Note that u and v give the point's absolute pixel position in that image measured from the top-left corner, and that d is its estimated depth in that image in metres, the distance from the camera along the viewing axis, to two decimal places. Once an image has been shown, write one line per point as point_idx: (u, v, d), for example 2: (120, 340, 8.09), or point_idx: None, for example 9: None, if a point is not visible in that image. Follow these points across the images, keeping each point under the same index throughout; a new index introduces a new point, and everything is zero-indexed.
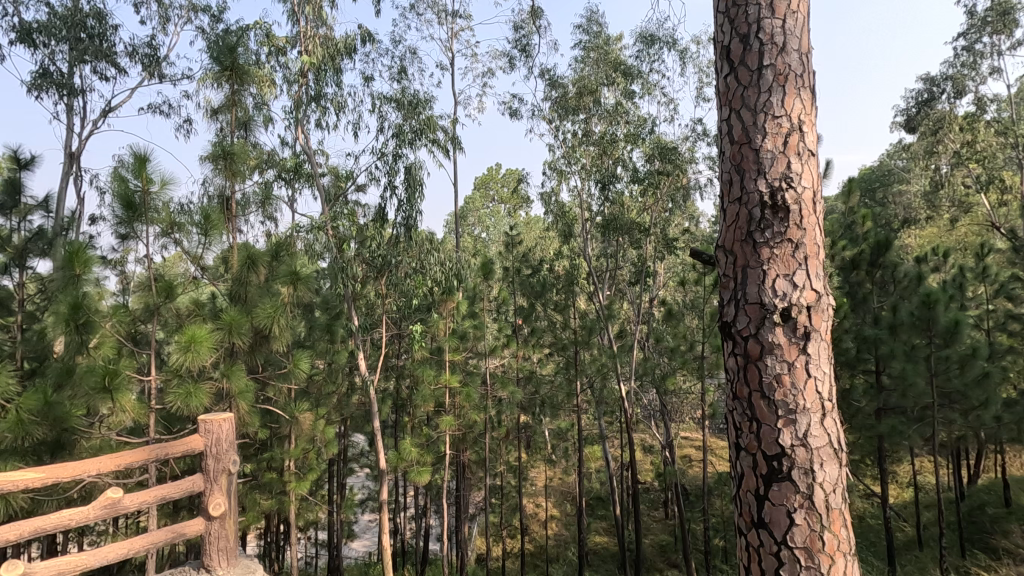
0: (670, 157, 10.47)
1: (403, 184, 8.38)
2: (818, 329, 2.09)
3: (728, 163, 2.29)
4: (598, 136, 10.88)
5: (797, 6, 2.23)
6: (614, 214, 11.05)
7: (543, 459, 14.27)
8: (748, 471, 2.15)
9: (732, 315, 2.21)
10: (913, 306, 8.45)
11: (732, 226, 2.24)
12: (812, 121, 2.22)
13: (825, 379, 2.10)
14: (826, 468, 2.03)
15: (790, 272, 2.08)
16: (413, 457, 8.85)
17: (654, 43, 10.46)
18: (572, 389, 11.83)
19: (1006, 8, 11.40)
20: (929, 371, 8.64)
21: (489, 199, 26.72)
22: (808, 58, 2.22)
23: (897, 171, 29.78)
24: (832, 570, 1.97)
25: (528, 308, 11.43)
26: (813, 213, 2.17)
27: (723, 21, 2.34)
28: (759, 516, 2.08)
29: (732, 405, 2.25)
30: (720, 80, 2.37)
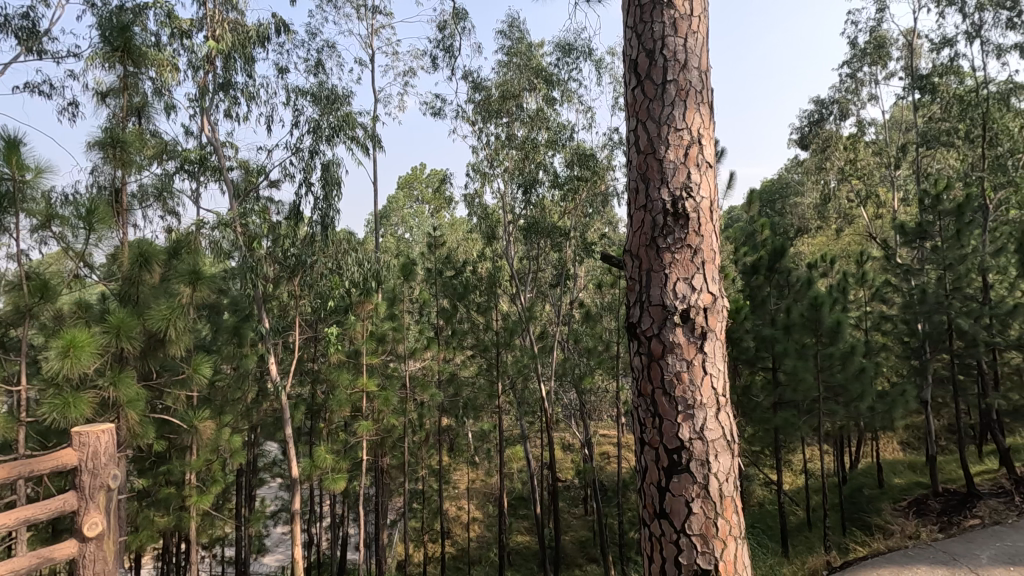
0: (588, 163, 10.88)
1: (320, 181, 8.08)
2: (714, 330, 2.24)
3: (635, 172, 2.41)
4: (521, 140, 11.02)
5: (697, 27, 2.38)
6: (535, 217, 11.23)
7: (466, 461, 14.26)
8: (652, 465, 2.26)
9: (637, 316, 2.32)
10: (802, 308, 9.25)
11: (638, 232, 2.35)
12: (710, 135, 2.38)
13: (720, 375, 2.25)
14: (720, 460, 2.18)
15: (689, 275, 2.22)
16: (328, 465, 8.48)
17: (573, 52, 10.79)
18: (494, 390, 11.88)
19: (881, 42, 12.77)
20: (816, 367, 9.45)
21: (412, 200, 26.42)
22: (706, 76, 2.38)
23: (792, 185, 32.60)
24: (725, 555, 2.11)
25: (451, 309, 11.36)
26: (710, 221, 2.32)
27: (631, 36, 2.45)
28: (660, 508, 2.20)
29: (637, 402, 2.36)
30: (628, 93, 2.48)
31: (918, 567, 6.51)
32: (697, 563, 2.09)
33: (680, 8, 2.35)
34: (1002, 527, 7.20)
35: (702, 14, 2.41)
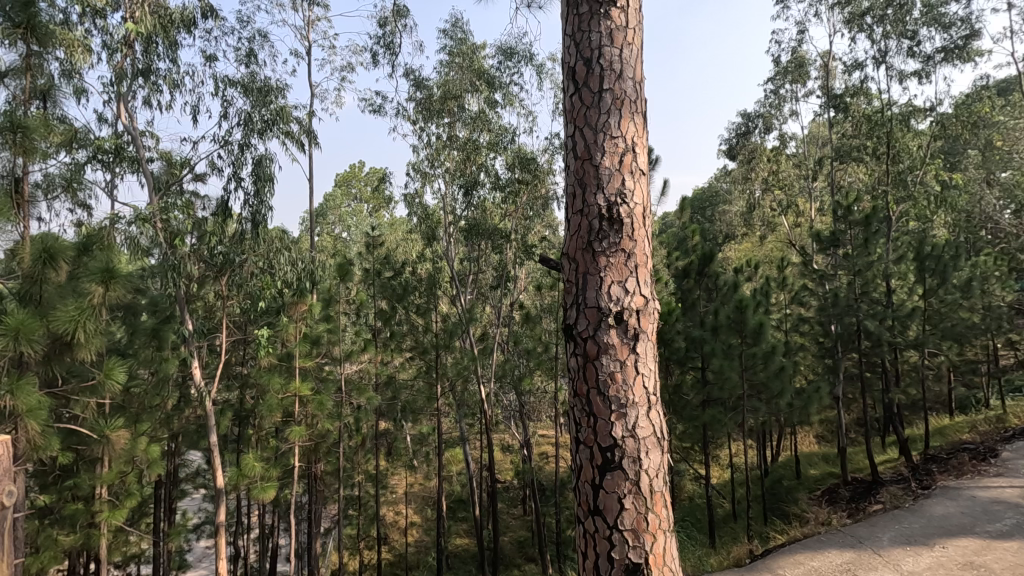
0: (529, 167, 11.04)
1: (250, 176, 7.73)
2: (646, 331, 2.32)
3: (573, 177, 2.46)
4: (462, 141, 10.99)
5: (633, 39, 2.46)
6: (477, 219, 11.23)
7: (404, 465, 14.01)
8: (586, 464, 2.31)
9: (574, 318, 2.37)
10: (728, 311, 9.80)
11: (575, 235, 2.41)
12: (643, 143, 2.47)
13: (651, 375, 2.33)
14: (650, 456, 2.26)
15: (623, 278, 2.30)
16: (257, 473, 8.07)
17: (514, 56, 10.89)
18: (433, 392, 11.75)
19: (801, 62, 13.66)
20: (741, 366, 9.97)
21: (350, 198, 25.82)
22: (641, 86, 2.46)
23: (721, 193, 34.36)
24: (655, 548, 2.19)
25: (389, 311, 11.16)
26: (643, 227, 2.41)
27: (569, 44, 2.51)
28: (594, 505, 2.26)
29: (573, 402, 2.41)
30: (567, 99, 2.54)
31: (829, 552, 7.00)
32: (629, 558, 2.16)
33: (616, 19, 2.42)
34: (901, 511, 7.85)
35: (638, 26, 2.49)
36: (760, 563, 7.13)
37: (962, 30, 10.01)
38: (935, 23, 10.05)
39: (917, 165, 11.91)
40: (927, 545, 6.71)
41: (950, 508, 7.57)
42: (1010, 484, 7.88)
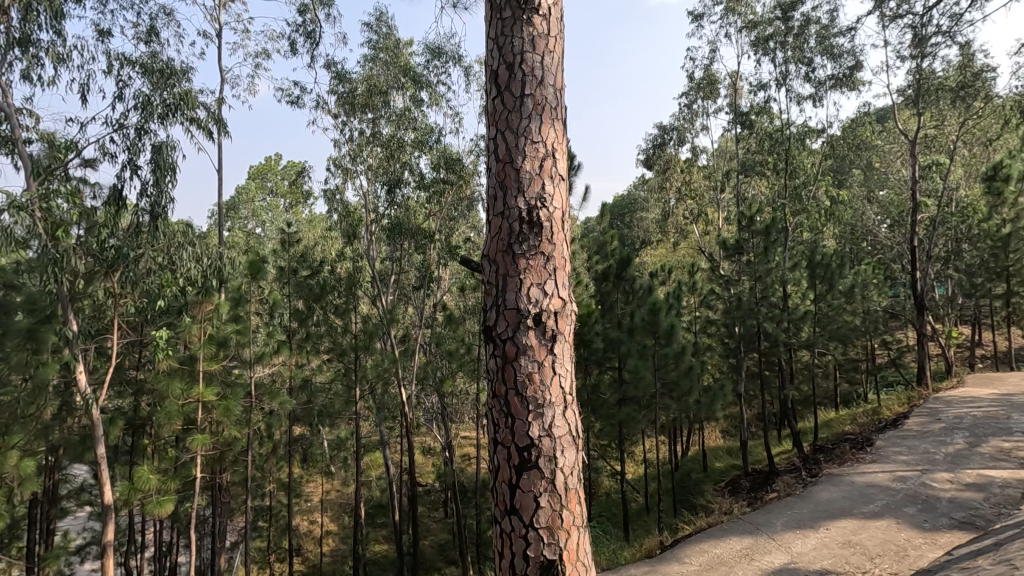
0: (454, 167, 10.97)
1: (149, 164, 7.12)
2: (563, 332, 2.37)
3: (494, 179, 2.48)
4: (385, 138, 10.75)
5: (554, 46, 2.51)
6: (399, 218, 11.06)
7: (319, 472, 13.46)
8: (503, 464, 2.34)
9: (493, 319, 2.39)
10: (644, 313, 10.28)
11: (496, 237, 2.42)
12: (563, 149, 2.53)
13: (568, 375, 2.39)
14: (566, 454, 2.31)
15: (541, 281, 2.34)
16: (152, 486, 7.42)
17: (442, 56, 10.82)
18: (351, 396, 11.35)
19: (712, 80, 14.56)
20: (654, 366, 10.44)
21: (265, 191, 24.66)
22: (561, 94, 2.52)
23: (638, 201, 36.04)
24: (569, 544, 2.25)
25: (305, 312, 10.66)
26: (561, 230, 2.46)
27: (492, 47, 2.52)
28: (511, 504, 2.28)
29: (491, 403, 2.41)
30: (489, 102, 2.55)
31: (730, 539, 7.50)
32: (544, 555, 2.20)
33: (538, 26, 2.46)
34: (792, 498, 8.54)
35: (558, 35, 2.55)
36: (669, 553, 7.52)
37: (849, 61, 11.09)
38: (827, 53, 11.07)
39: (810, 181, 13.05)
40: (814, 528, 7.36)
41: (833, 493, 8.34)
42: (882, 469, 8.79)
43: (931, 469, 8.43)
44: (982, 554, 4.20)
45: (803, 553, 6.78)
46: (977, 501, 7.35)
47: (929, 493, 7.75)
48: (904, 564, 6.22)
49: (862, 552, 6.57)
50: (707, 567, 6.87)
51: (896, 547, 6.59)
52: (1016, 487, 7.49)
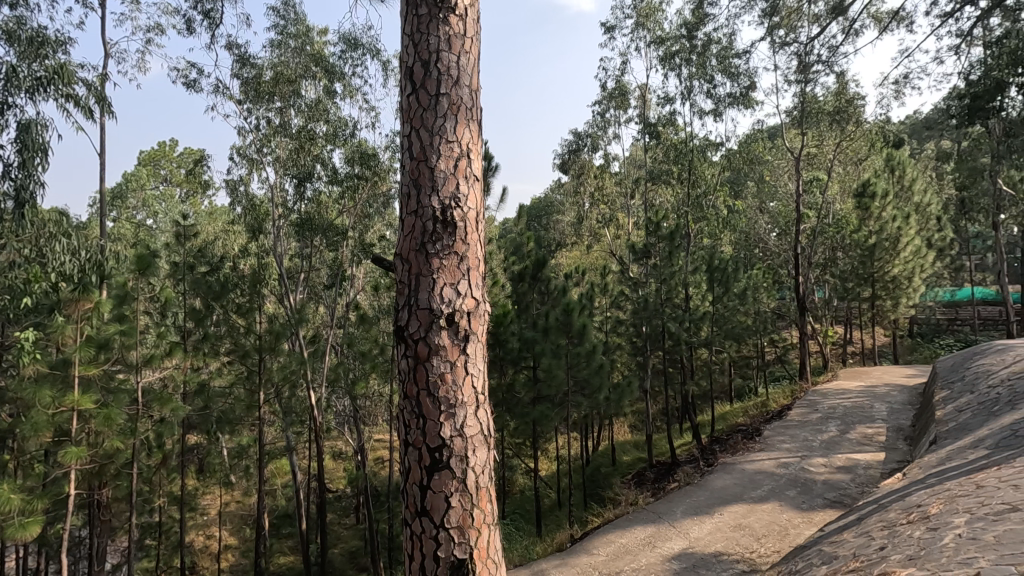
0: (369, 163, 10.65)
1: (12, 143, 6.30)
2: (476, 332, 2.38)
3: (407, 177, 2.44)
4: (295, 129, 10.26)
5: (470, 47, 2.51)
6: (310, 213, 10.63)
7: (217, 483, 12.57)
8: (414, 465, 2.31)
9: (405, 319, 2.35)
10: (557, 314, 10.55)
11: (408, 236, 2.40)
12: (478, 150, 2.54)
13: (480, 375, 2.40)
14: (477, 454, 2.32)
15: (455, 281, 2.34)
16: (14, 508, 6.56)
17: (358, 47, 10.49)
18: (254, 400, 10.67)
19: (623, 90, 15.21)
20: (567, 365, 10.71)
21: (157, 180, 22.68)
22: (477, 95, 2.54)
23: (555, 204, 36.92)
24: (479, 542, 2.26)
25: (203, 311, 9.89)
26: (476, 231, 2.47)
27: (407, 43, 2.48)
28: (421, 506, 2.27)
29: (402, 404, 2.38)
30: (404, 98, 2.51)
31: (634, 529, 7.91)
32: (454, 555, 2.21)
33: (454, 26, 2.46)
34: (691, 487, 9.12)
35: (475, 36, 2.55)
36: (578, 546, 7.82)
37: (744, 81, 12.02)
38: (726, 72, 11.95)
39: (710, 191, 14.01)
40: (710, 514, 7.90)
41: (726, 480, 9.00)
42: (768, 456, 9.61)
43: (808, 455, 9.33)
44: (847, 528, 4.71)
45: (699, 538, 7.27)
46: (845, 482, 8.23)
47: (808, 477, 8.57)
48: (784, 541, 6.82)
49: (751, 534, 7.14)
50: (613, 557, 7.22)
51: (779, 527, 7.22)
52: (876, 467, 8.48)
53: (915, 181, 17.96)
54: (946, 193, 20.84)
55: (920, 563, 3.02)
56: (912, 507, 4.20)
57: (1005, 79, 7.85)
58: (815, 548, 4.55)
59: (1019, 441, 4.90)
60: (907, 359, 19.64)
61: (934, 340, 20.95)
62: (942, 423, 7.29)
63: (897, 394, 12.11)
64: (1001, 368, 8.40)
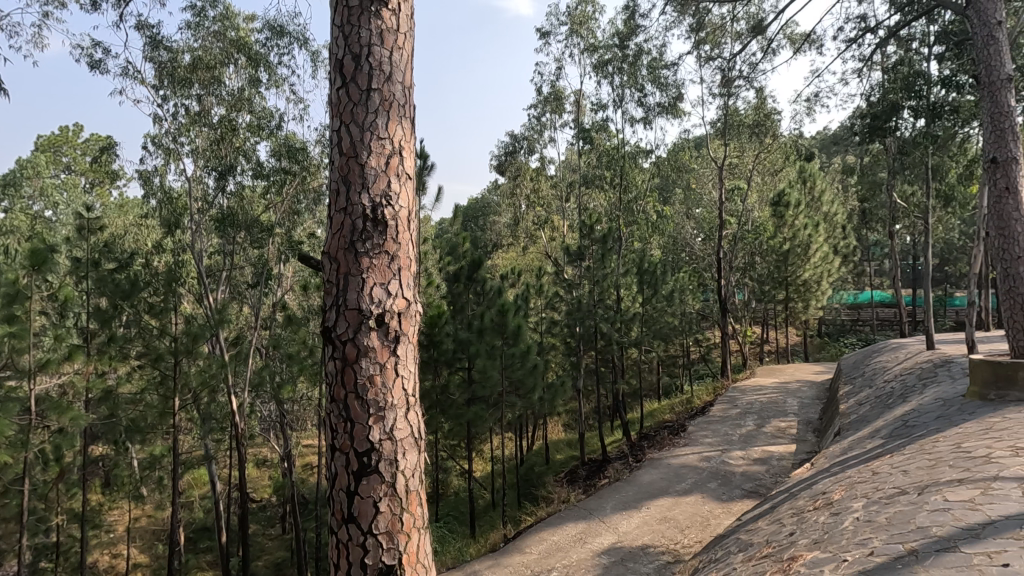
0: (297, 157, 10.23)
1: None
2: (406, 334, 2.34)
3: (336, 173, 2.37)
4: (216, 118, 9.69)
5: (403, 43, 2.47)
6: (232, 208, 10.07)
7: (126, 497, 11.64)
8: (341, 470, 2.23)
9: (332, 319, 2.28)
10: (492, 314, 10.56)
11: (337, 235, 2.32)
12: (411, 148, 2.50)
13: (412, 376, 2.36)
14: (407, 457, 2.28)
15: (385, 280, 2.28)
16: None
17: (284, 36, 10.06)
18: (168, 406, 9.95)
19: (558, 95, 15.48)
20: (501, 365, 10.75)
21: (58, 168, 20.77)
22: (410, 92, 2.49)
23: (491, 205, 37.00)
24: (409, 547, 2.21)
25: (110, 311, 9.13)
26: (408, 230, 2.42)
27: (338, 35, 2.40)
28: (348, 512, 2.20)
29: (329, 408, 2.29)
30: (333, 92, 2.43)
31: (566, 526, 8.06)
32: (382, 561, 2.15)
33: (387, 21, 2.40)
34: (620, 483, 9.40)
35: (409, 32, 2.50)
36: (511, 545, 7.91)
37: (672, 92, 12.56)
38: (656, 82, 12.43)
39: (641, 197, 14.53)
40: (637, 508, 8.18)
41: (654, 475, 9.35)
42: (692, 451, 10.07)
43: (728, 449, 9.86)
44: (760, 517, 5.01)
45: (628, 532, 7.51)
46: (761, 473, 8.75)
47: (727, 469, 9.05)
48: (706, 532, 7.14)
49: (675, 525, 7.43)
50: (545, 554, 7.34)
51: (701, 518, 7.56)
52: (788, 458, 9.08)
53: (823, 193, 19.42)
54: (850, 204, 22.65)
55: (824, 546, 3.26)
56: (817, 494, 4.53)
57: (899, 102, 8.67)
58: (733, 537, 4.81)
59: (908, 430, 5.41)
60: (816, 357, 21.19)
61: (839, 339, 22.75)
62: (845, 416, 7.92)
63: (808, 390, 13.02)
64: (895, 364, 9.25)
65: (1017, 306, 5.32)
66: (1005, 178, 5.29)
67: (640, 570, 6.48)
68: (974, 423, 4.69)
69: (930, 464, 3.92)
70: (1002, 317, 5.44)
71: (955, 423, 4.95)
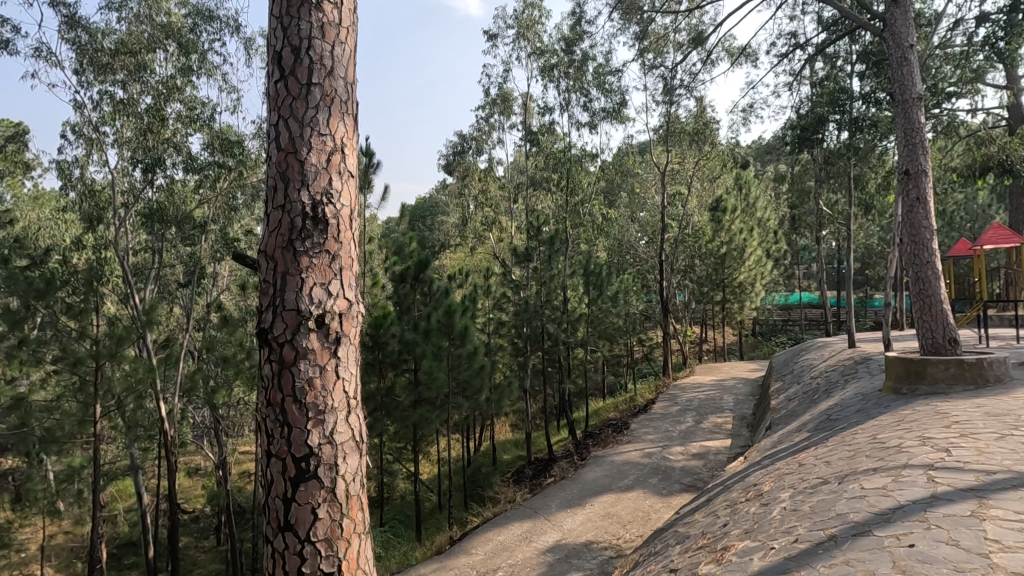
0: (233, 150, 9.79)
1: None
2: (348, 335, 2.28)
3: (274, 169, 2.29)
4: (143, 107, 9.13)
5: (346, 38, 2.41)
6: (162, 203, 9.51)
7: (39, 513, 10.76)
8: (277, 477, 2.16)
9: (268, 321, 2.20)
10: (439, 315, 10.48)
11: (274, 233, 2.24)
12: (354, 146, 2.44)
13: (353, 380, 2.31)
14: (348, 461, 2.23)
15: (326, 281, 2.22)
16: None
17: (213, 21, 9.61)
18: (88, 414, 9.31)
19: (506, 97, 15.55)
20: (447, 366, 10.68)
21: None
22: (352, 89, 2.43)
23: (440, 205, 36.72)
24: (349, 553, 2.16)
25: (21, 313, 8.43)
26: (351, 229, 2.37)
27: (276, 26, 2.32)
28: (285, 520, 2.12)
29: (265, 412, 2.21)
30: (271, 84, 2.34)
31: (512, 526, 8.12)
32: (320, 569, 2.09)
33: (328, 14, 2.34)
34: (566, 481, 9.54)
35: (351, 26, 2.45)
36: (457, 547, 7.89)
37: (616, 97, 12.87)
38: (601, 88, 12.69)
39: (586, 200, 14.81)
40: (582, 506, 8.33)
41: (597, 472, 9.56)
42: (635, 447, 10.35)
43: (669, 445, 10.19)
44: (697, 509, 5.21)
45: (572, 529, 7.63)
46: (699, 467, 9.10)
47: (667, 464, 9.35)
48: (647, 526, 7.35)
49: (618, 521, 7.61)
50: (491, 554, 7.36)
51: (643, 513, 7.78)
52: (724, 452, 9.49)
53: (758, 200, 20.41)
54: (782, 211, 23.92)
55: (754, 535, 3.43)
56: (748, 486, 4.77)
57: (826, 115, 9.23)
58: (672, 530, 4.98)
59: (831, 423, 5.78)
60: (750, 356, 22.22)
61: (771, 338, 23.99)
62: (776, 411, 8.37)
63: (743, 387, 13.65)
64: (820, 362, 9.86)
65: (927, 306, 5.77)
66: (917, 189, 5.73)
67: (584, 566, 6.60)
68: (887, 416, 5.06)
69: (850, 455, 4.20)
70: (915, 317, 5.88)
71: (872, 415, 5.32)
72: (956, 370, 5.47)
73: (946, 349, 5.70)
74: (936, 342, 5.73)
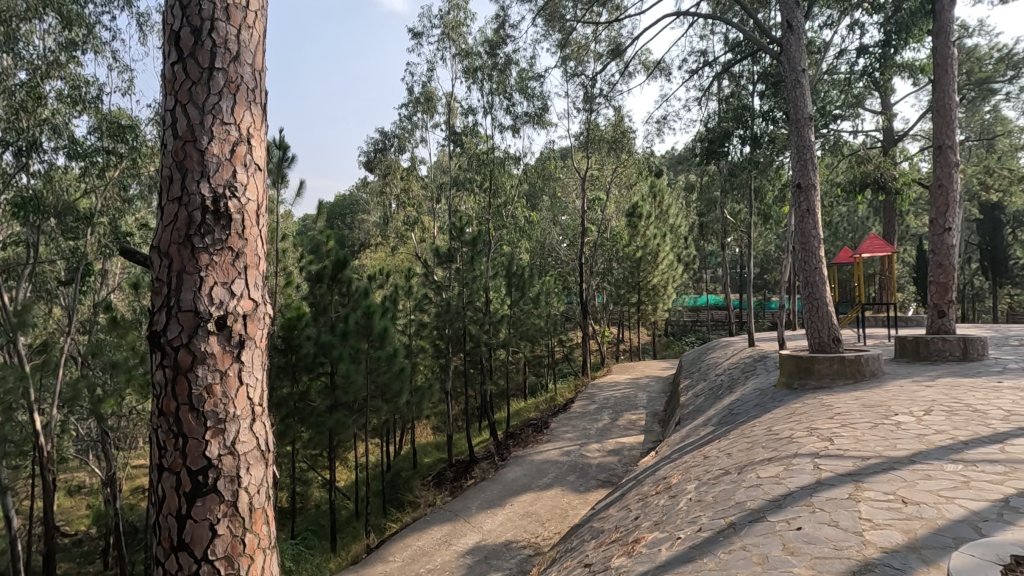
0: (126, 136, 8.96)
1: None
2: (252, 338, 2.14)
3: (169, 158, 2.11)
4: (16, 81, 8.12)
5: (254, 22, 2.26)
6: (39, 192, 8.51)
7: None
8: (170, 493, 1.98)
9: (162, 322, 2.02)
10: (358, 316, 10.15)
11: (170, 227, 2.06)
12: (261, 137, 2.29)
13: (258, 384, 2.16)
14: (252, 471, 2.08)
15: (228, 280, 2.07)
16: None
17: None
18: None
19: (430, 95, 15.34)
20: (365, 369, 10.37)
21: None
22: (261, 76, 2.28)
23: (360, 203, 35.51)
24: (251, 570, 2.02)
25: None
26: (257, 225, 2.22)
27: (174, 3, 2.14)
28: (179, 539, 1.96)
29: (157, 422, 2.03)
30: (166, 66, 2.16)
31: (431, 530, 8.01)
32: None
33: None
34: (486, 482, 9.55)
35: (259, 10, 2.30)
36: (373, 554, 7.67)
37: (538, 103, 13.10)
38: (523, 92, 12.87)
39: (509, 202, 14.92)
40: (502, 506, 8.37)
41: (517, 472, 9.66)
42: (554, 446, 10.55)
43: (586, 442, 10.48)
44: (613, 504, 5.39)
45: (492, 530, 7.66)
46: (614, 463, 9.43)
47: (585, 461, 9.62)
48: (564, 522, 7.52)
49: (537, 519, 7.72)
50: (409, 561, 7.22)
51: (560, 510, 7.94)
52: (637, 448, 9.89)
53: (670, 208, 21.48)
54: (692, 218, 25.35)
55: (662, 526, 3.60)
56: (658, 480, 5.00)
57: (730, 129, 9.89)
58: (587, 525, 5.12)
59: (733, 417, 6.19)
60: (663, 355, 23.36)
61: (682, 338, 25.38)
62: (684, 407, 8.85)
63: (656, 386, 14.29)
64: (724, 360, 10.55)
65: (815, 309, 6.33)
66: (807, 201, 6.26)
67: (503, 566, 6.63)
68: (781, 410, 5.50)
69: (748, 446, 4.51)
70: (805, 318, 6.43)
71: (768, 410, 5.75)
72: (838, 366, 6.05)
73: (831, 347, 6.28)
74: (822, 341, 6.30)
